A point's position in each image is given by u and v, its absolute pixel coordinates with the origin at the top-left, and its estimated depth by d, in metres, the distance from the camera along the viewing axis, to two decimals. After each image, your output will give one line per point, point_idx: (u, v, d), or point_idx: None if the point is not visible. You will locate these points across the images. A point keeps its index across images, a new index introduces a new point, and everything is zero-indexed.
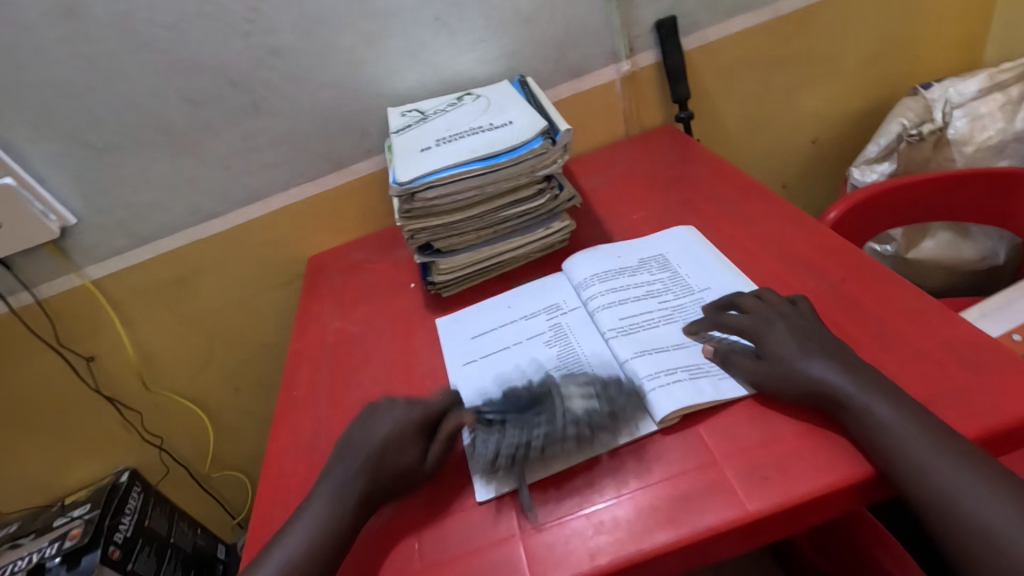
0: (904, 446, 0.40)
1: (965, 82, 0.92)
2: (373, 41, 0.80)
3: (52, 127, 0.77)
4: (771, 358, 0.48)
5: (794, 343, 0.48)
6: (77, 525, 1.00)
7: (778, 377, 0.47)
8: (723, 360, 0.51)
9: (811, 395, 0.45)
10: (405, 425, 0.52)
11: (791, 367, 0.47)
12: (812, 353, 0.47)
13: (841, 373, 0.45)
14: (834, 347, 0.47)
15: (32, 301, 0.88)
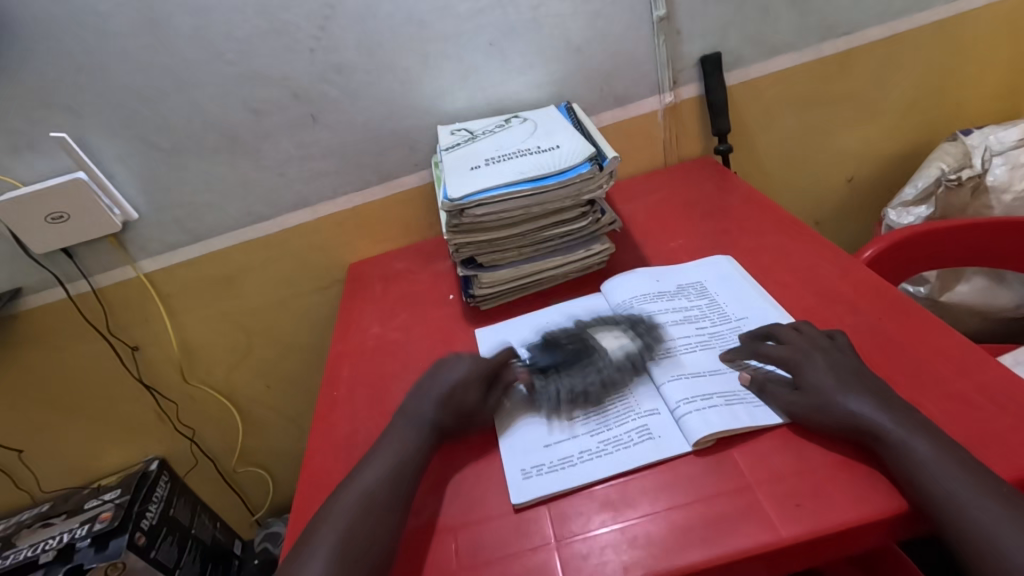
0: (939, 483, 0.41)
1: (1006, 130, 0.94)
2: (429, 62, 0.84)
3: (126, 128, 0.82)
4: (809, 390, 0.50)
5: (832, 376, 0.49)
6: (108, 509, 1.03)
7: (815, 408, 0.48)
8: (759, 388, 0.53)
9: (848, 428, 0.46)
10: None
11: (829, 400, 0.48)
12: (850, 388, 0.48)
13: (878, 409, 0.46)
14: (872, 384, 0.49)
15: (88, 289, 0.93)
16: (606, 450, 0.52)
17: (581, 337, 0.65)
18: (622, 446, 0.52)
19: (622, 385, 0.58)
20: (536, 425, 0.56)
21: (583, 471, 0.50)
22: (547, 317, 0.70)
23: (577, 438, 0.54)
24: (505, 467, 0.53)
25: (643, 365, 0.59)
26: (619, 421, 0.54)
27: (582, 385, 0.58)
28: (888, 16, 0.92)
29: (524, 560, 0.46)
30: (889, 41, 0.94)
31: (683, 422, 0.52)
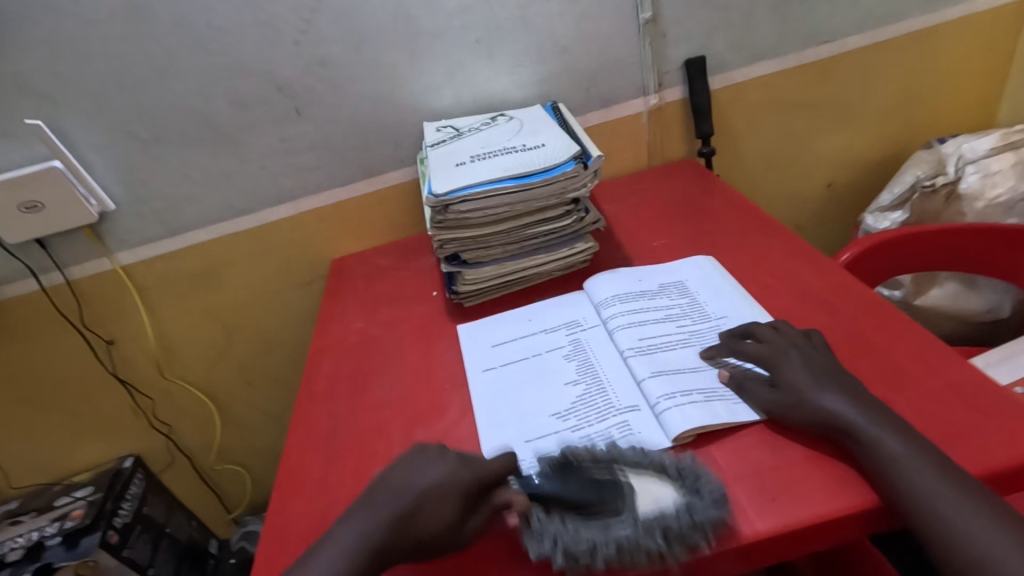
0: (908, 477, 0.42)
1: (979, 139, 0.96)
2: (416, 58, 0.84)
3: (105, 117, 0.80)
4: (785, 388, 0.51)
5: (806, 375, 0.50)
6: (79, 506, 1.01)
7: (790, 406, 0.49)
8: (738, 387, 0.53)
9: (820, 424, 0.47)
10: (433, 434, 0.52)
11: (802, 397, 0.49)
12: (822, 386, 0.49)
13: (852, 406, 0.47)
14: (843, 383, 0.50)
15: (62, 281, 0.91)
16: (586, 446, 0.52)
17: (563, 333, 0.66)
18: (602, 442, 0.52)
19: (603, 381, 0.58)
20: (519, 421, 0.57)
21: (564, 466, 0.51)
22: (531, 314, 0.70)
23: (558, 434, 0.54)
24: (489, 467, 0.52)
25: (701, 521, 0.44)
26: (600, 417, 0.55)
27: (598, 538, 0.44)
28: (867, 26, 0.94)
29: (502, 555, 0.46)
30: (868, 50, 0.96)
31: (662, 417, 0.52)
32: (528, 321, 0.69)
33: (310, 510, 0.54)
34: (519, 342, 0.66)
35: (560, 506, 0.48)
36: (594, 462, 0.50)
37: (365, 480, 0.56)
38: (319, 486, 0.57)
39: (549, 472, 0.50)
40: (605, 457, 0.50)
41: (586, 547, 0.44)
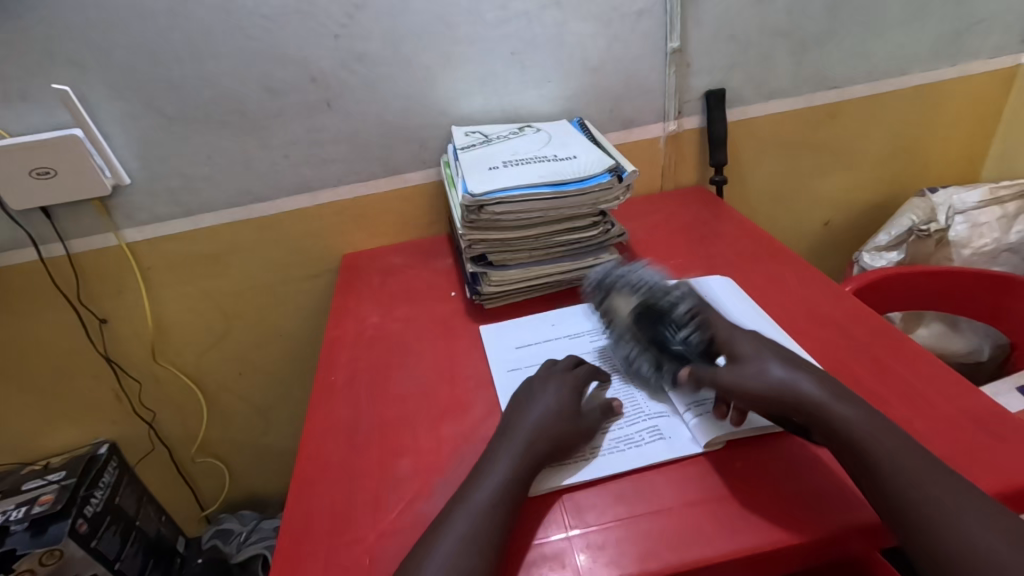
0: (943, 483, 0.43)
1: (969, 192, 1.01)
2: (450, 63, 0.86)
3: (132, 89, 0.79)
4: (746, 361, 0.53)
5: (756, 348, 0.54)
6: (50, 491, 0.96)
7: (746, 380, 0.52)
8: (699, 380, 0.54)
9: (776, 399, 0.50)
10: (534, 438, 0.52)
11: (753, 377, 0.51)
12: (771, 359, 0.53)
13: (796, 378, 0.51)
14: (790, 359, 0.53)
15: (62, 253, 0.88)
16: (617, 447, 0.54)
17: (587, 340, 0.67)
18: (634, 444, 0.54)
19: (632, 388, 0.60)
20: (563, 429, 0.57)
21: (596, 466, 0.52)
22: (554, 320, 0.72)
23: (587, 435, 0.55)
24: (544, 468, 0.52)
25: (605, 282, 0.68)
26: (630, 421, 0.56)
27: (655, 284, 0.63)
28: (874, 76, 1.00)
29: (518, 545, 0.47)
30: (873, 99, 1.02)
31: (693, 424, 0.54)
32: (551, 327, 0.70)
33: (333, 497, 0.54)
34: (543, 345, 0.67)
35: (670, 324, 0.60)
36: (629, 350, 0.61)
37: (390, 470, 0.55)
38: (341, 474, 0.56)
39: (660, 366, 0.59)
40: (628, 346, 0.61)
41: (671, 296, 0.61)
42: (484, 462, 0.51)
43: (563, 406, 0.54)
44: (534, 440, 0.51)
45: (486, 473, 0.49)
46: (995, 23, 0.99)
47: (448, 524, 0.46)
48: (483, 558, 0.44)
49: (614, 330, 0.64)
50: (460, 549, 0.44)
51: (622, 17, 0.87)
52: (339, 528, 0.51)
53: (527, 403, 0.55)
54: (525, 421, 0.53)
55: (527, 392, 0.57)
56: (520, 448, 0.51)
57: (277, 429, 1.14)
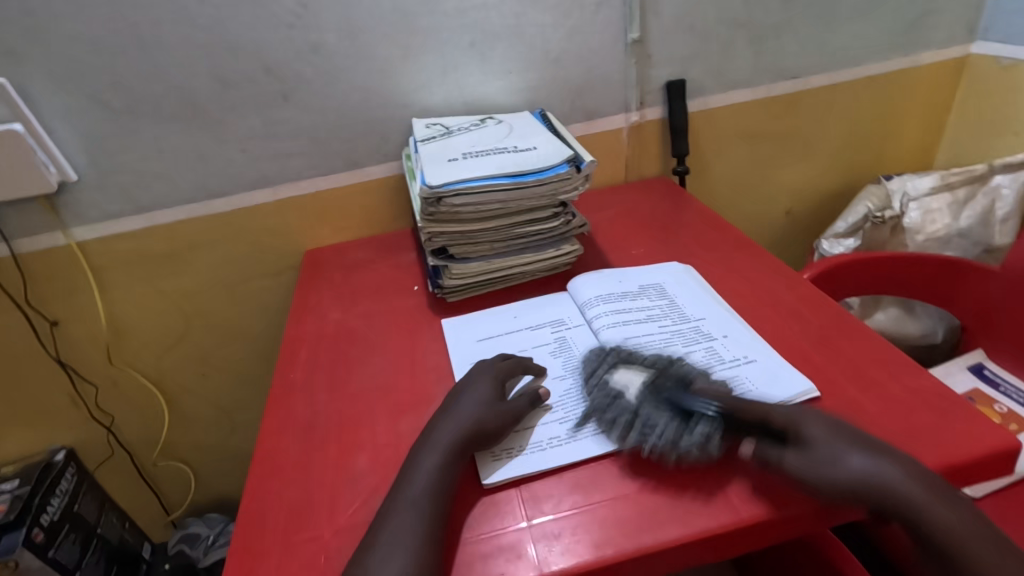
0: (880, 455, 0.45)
1: (921, 179, 1.04)
2: (409, 54, 0.85)
3: (75, 82, 0.76)
4: (818, 444, 0.46)
5: (826, 425, 0.48)
6: (3, 501, 0.93)
7: (820, 471, 0.45)
8: (765, 463, 0.47)
9: (861, 493, 0.43)
10: (475, 428, 0.52)
11: (825, 470, 0.45)
12: (843, 443, 0.46)
13: (878, 466, 0.44)
14: (850, 431, 0.47)
15: (7, 253, 0.85)
16: (576, 436, 0.54)
17: (549, 331, 0.67)
18: (592, 433, 0.54)
19: None
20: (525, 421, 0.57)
21: (553, 455, 0.52)
22: (515, 311, 0.72)
23: (546, 424, 0.55)
24: (480, 453, 0.53)
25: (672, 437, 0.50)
26: (588, 410, 0.56)
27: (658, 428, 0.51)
28: (830, 67, 1.02)
29: (473, 535, 0.47)
30: (829, 89, 1.04)
31: None
32: (513, 318, 0.70)
33: (289, 496, 0.53)
34: (505, 337, 0.67)
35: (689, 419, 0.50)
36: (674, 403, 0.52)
37: (348, 466, 0.55)
38: (298, 472, 0.55)
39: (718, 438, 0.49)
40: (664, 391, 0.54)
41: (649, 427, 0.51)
42: (435, 451, 0.50)
43: (487, 400, 0.54)
44: (464, 432, 0.51)
45: (429, 465, 0.49)
46: (945, 15, 1.02)
47: (395, 518, 0.46)
48: (422, 550, 0.44)
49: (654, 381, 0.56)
50: (403, 540, 0.44)
51: (581, 8, 0.87)
52: (294, 526, 0.50)
53: (469, 392, 0.55)
54: (465, 409, 0.53)
55: (464, 381, 0.57)
56: (448, 441, 0.51)
57: (242, 430, 1.12)
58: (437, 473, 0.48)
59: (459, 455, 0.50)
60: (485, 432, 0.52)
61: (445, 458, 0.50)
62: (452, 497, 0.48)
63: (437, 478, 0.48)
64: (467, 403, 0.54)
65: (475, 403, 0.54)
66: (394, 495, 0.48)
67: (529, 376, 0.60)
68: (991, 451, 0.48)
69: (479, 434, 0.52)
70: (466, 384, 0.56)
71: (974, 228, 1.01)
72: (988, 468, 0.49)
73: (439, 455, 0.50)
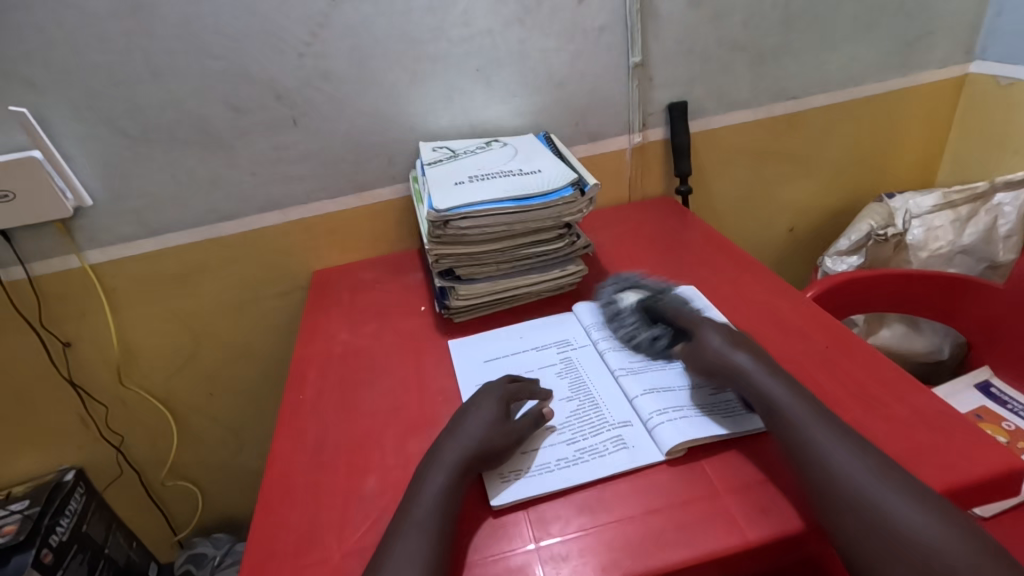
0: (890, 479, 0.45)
1: (923, 197, 1.06)
2: (415, 79, 0.87)
3: (93, 110, 0.78)
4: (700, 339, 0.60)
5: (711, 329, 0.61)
6: (13, 521, 0.94)
7: (698, 355, 0.59)
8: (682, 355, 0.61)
9: (720, 371, 0.57)
10: (478, 451, 0.52)
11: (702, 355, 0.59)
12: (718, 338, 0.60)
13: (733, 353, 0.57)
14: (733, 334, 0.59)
15: (23, 276, 0.86)
16: (582, 458, 0.54)
17: (554, 351, 0.68)
18: (598, 454, 0.54)
19: (596, 398, 0.61)
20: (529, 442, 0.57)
21: (560, 477, 0.52)
22: (521, 332, 0.72)
23: (553, 446, 0.56)
24: (487, 473, 0.53)
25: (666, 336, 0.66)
26: (594, 431, 0.57)
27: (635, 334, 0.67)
28: (829, 88, 1.03)
29: (480, 558, 0.47)
30: (829, 109, 1.05)
31: (656, 432, 0.55)
32: (519, 339, 0.71)
33: (298, 518, 0.53)
34: (511, 358, 0.68)
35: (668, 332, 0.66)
36: (628, 327, 0.68)
37: (356, 487, 0.55)
38: (307, 493, 0.56)
39: (666, 339, 0.66)
40: (625, 318, 0.69)
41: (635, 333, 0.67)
42: (438, 474, 0.51)
43: (494, 421, 0.55)
44: (470, 454, 0.52)
45: (434, 488, 0.50)
46: (942, 35, 1.04)
47: (402, 541, 0.46)
48: (427, 574, 0.44)
49: (622, 310, 0.70)
50: (410, 565, 0.44)
51: (584, 33, 0.89)
52: (303, 549, 0.50)
53: (474, 413, 0.56)
54: (470, 432, 0.54)
55: (469, 403, 0.58)
56: (454, 462, 0.51)
57: (249, 450, 1.12)
58: (443, 495, 0.49)
59: (462, 477, 0.51)
60: (487, 456, 0.52)
61: (451, 480, 0.50)
62: (458, 519, 0.49)
63: (443, 500, 0.49)
64: (471, 424, 0.55)
65: (480, 425, 0.55)
66: (400, 518, 0.48)
67: (535, 401, 0.61)
68: (997, 473, 0.48)
69: (485, 455, 0.52)
70: (471, 407, 0.57)
71: (977, 244, 1.01)
72: (993, 490, 0.49)
73: (444, 479, 0.50)
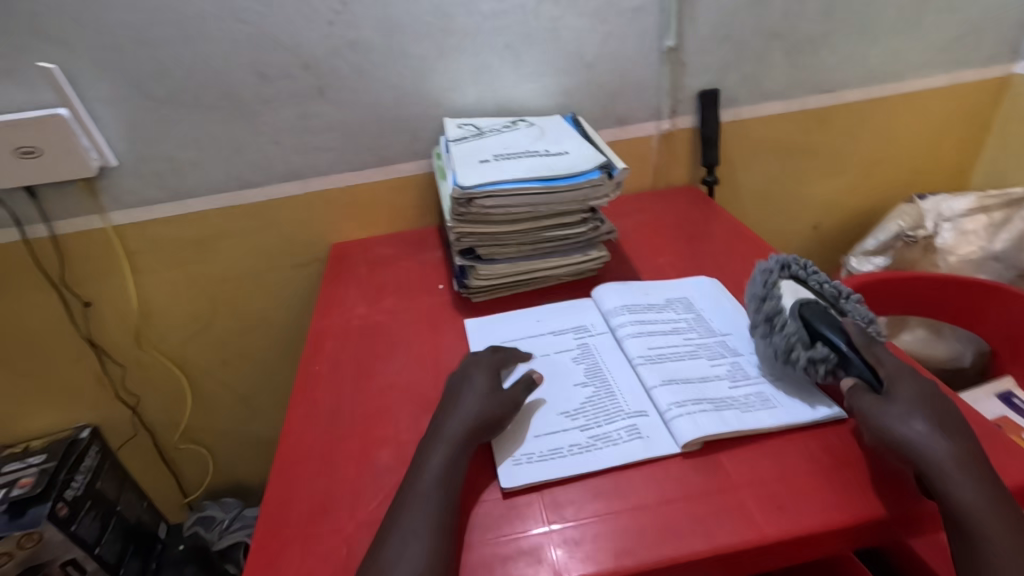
0: None
1: (957, 199, 1.03)
2: (443, 54, 0.85)
3: (121, 70, 0.78)
4: (897, 402, 0.50)
5: (912, 394, 0.50)
6: (30, 474, 0.96)
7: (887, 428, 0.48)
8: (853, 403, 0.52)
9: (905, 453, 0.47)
10: (476, 422, 0.53)
11: (888, 424, 0.48)
12: (918, 410, 0.49)
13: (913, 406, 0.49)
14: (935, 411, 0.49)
15: (47, 234, 0.87)
16: (596, 445, 0.54)
17: (571, 337, 0.68)
18: (612, 442, 0.54)
19: (612, 386, 0.60)
20: (541, 426, 0.56)
21: (573, 463, 0.52)
22: (538, 315, 0.72)
23: (567, 431, 0.55)
24: (499, 454, 0.53)
25: (826, 366, 0.55)
26: (609, 419, 0.56)
27: (791, 343, 0.56)
28: (867, 82, 1.00)
29: (491, 537, 0.47)
30: (865, 104, 1.02)
31: (672, 424, 0.54)
32: (536, 322, 0.71)
33: (312, 488, 0.53)
34: (527, 341, 0.67)
35: (831, 360, 0.54)
36: (783, 338, 0.57)
37: (370, 461, 0.55)
38: (320, 463, 0.56)
39: (831, 365, 0.55)
40: (784, 320, 0.58)
41: (786, 346, 0.57)
42: (439, 444, 0.51)
43: (485, 391, 0.56)
44: (472, 427, 0.52)
45: (441, 461, 0.50)
46: (989, 33, 1.00)
47: (409, 513, 0.46)
48: (434, 546, 0.44)
49: (780, 310, 0.59)
50: (421, 535, 0.45)
51: (619, 13, 0.86)
52: (316, 518, 0.51)
53: (471, 385, 0.57)
54: (467, 403, 0.54)
55: (458, 372, 0.59)
56: (455, 436, 0.52)
57: (262, 417, 1.14)
58: (446, 468, 0.49)
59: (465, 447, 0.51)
60: (484, 426, 0.53)
61: (452, 453, 0.50)
62: (460, 493, 0.49)
63: (446, 472, 0.49)
64: (466, 398, 0.55)
65: (475, 395, 0.55)
66: (404, 490, 0.49)
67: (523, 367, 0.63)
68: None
69: (483, 425, 0.53)
70: (462, 378, 0.58)
71: (1009, 251, 0.99)
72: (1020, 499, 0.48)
73: (445, 452, 0.50)
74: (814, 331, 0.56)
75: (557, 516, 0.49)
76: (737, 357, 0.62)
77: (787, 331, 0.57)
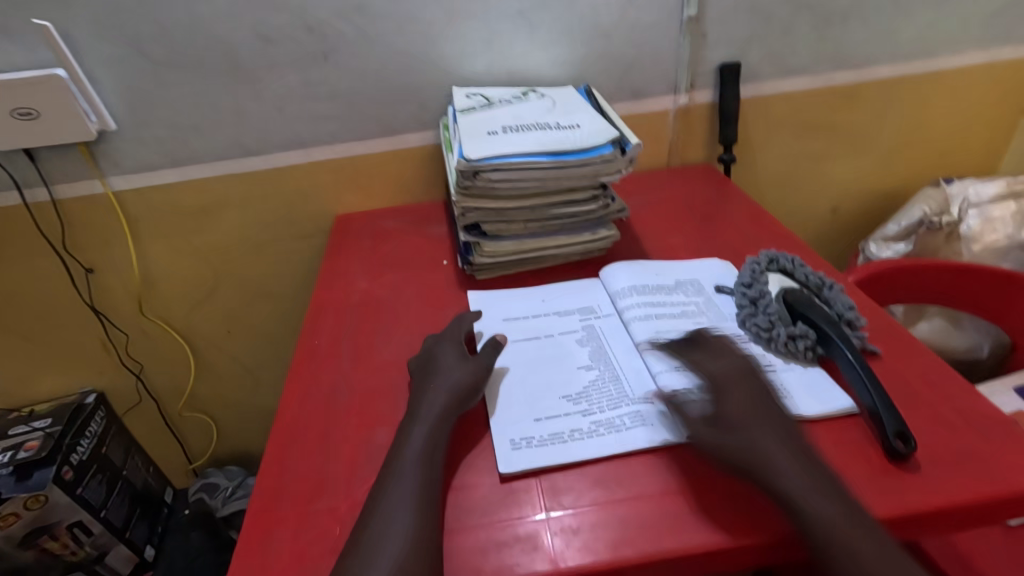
0: None
1: (985, 184, 0.99)
2: (453, 19, 0.82)
3: (118, 29, 0.75)
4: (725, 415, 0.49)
5: (750, 397, 0.49)
6: (35, 438, 0.97)
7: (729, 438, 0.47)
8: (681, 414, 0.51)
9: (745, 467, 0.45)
10: (451, 399, 0.53)
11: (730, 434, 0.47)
12: (747, 418, 0.48)
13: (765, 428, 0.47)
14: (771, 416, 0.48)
15: (47, 198, 0.86)
16: (598, 431, 0.52)
17: (577, 318, 0.66)
18: (614, 429, 0.52)
19: (617, 371, 0.58)
20: (542, 411, 0.55)
21: (573, 449, 0.51)
22: (544, 295, 0.70)
23: (569, 416, 0.54)
24: (499, 437, 0.52)
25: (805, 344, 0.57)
26: (612, 405, 0.55)
27: (774, 323, 0.59)
28: (898, 58, 0.95)
29: (487, 523, 0.46)
30: (894, 81, 0.97)
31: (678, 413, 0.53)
32: (541, 302, 0.69)
33: (305, 465, 0.53)
34: (532, 321, 0.66)
35: (809, 339, 0.57)
36: (766, 317, 0.60)
37: (366, 440, 0.54)
38: (316, 440, 0.55)
39: (811, 343, 0.57)
40: (768, 304, 0.61)
41: (768, 326, 0.59)
42: (421, 423, 0.51)
43: (460, 364, 0.56)
44: (450, 402, 0.52)
45: (427, 442, 0.49)
46: None
47: (391, 491, 0.46)
48: (419, 528, 0.44)
49: (765, 294, 0.62)
50: (407, 516, 0.44)
51: None
52: (309, 496, 0.50)
53: (452, 363, 0.56)
54: (448, 380, 0.54)
55: (433, 348, 0.59)
56: (436, 415, 0.51)
57: (265, 388, 1.14)
58: (429, 447, 0.49)
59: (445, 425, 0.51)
60: (461, 401, 0.53)
61: (432, 432, 0.50)
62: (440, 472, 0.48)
63: (428, 452, 0.48)
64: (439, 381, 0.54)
65: (455, 371, 0.55)
66: (388, 468, 0.48)
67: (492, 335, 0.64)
68: None
69: (460, 400, 0.53)
70: (439, 355, 0.58)
71: None
72: None
73: (429, 432, 0.50)
74: (798, 315, 0.59)
75: (555, 503, 0.47)
76: (746, 343, 0.60)
77: (766, 314, 0.60)
